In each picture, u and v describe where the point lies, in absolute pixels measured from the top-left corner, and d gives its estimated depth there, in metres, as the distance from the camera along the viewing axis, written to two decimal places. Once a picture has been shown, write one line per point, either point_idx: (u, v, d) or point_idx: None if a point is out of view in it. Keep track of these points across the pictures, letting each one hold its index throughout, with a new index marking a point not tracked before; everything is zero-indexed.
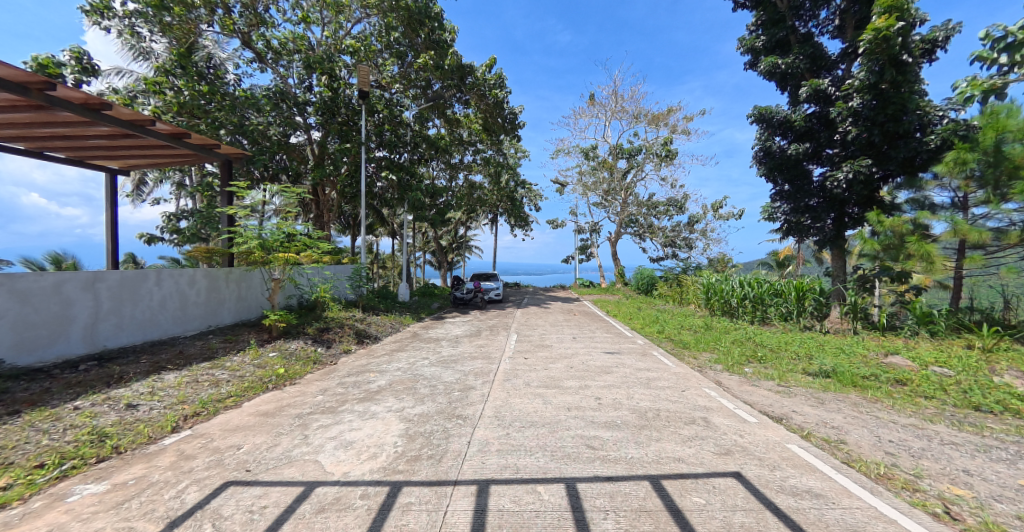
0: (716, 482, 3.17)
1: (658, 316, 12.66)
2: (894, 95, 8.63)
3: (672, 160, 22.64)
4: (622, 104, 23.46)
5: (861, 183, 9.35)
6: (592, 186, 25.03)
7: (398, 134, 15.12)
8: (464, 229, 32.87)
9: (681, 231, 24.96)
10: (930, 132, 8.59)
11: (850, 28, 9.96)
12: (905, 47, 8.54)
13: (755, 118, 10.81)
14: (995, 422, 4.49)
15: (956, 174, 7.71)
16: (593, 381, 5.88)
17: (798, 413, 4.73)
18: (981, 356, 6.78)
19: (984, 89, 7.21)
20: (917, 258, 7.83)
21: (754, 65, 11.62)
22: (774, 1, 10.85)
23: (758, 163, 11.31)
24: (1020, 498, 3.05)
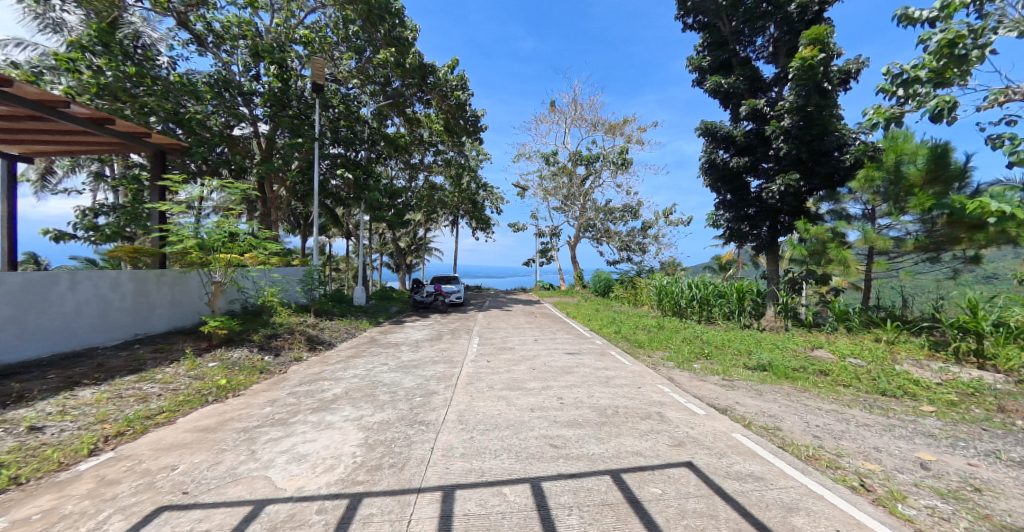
0: (671, 471, 3.37)
1: (615, 316, 13.23)
2: (818, 118, 9.61)
3: (627, 168, 23.71)
4: (581, 112, 24.27)
5: (791, 195, 10.32)
6: (552, 191, 25.64)
7: (355, 131, 14.47)
8: (423, 230, 32.26)
9: (635, 235, 26.06)
10: (846, 152, 9.66)
11: (782, 55, 11.00)
12: (827, 75, 9.51)
13: (702, 131, 11.61)
14: (899, 405, 5.18)
15: (864, 190, 8.80)
16: (555, 382, 6.00)
17: (741, 404, 5.15)
18: (887, 348, 7.75)
19: (886, 117, 8.26)
20: (836, 262, 8.84)
21: (701, 82, 12.49)
22: (718, 25, 11.73)
23: (704, 173, 12.21)
24: (915, 469, 3.57)
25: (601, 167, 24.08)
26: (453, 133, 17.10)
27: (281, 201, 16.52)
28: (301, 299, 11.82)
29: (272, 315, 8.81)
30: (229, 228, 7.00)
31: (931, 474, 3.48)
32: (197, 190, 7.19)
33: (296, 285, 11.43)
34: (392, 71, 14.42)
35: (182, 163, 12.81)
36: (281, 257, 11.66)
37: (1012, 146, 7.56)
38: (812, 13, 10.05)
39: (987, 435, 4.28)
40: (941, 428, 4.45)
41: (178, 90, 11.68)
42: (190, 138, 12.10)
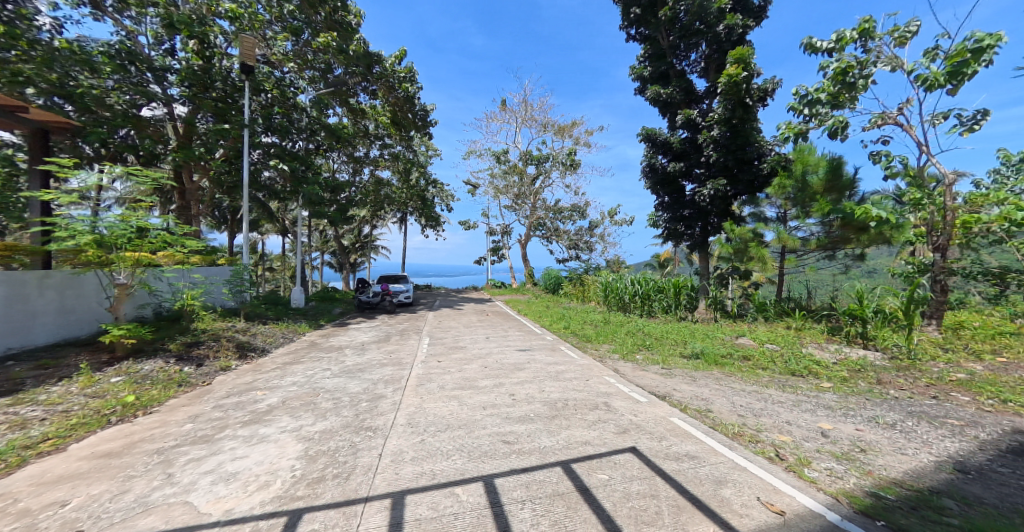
0: (617, 457, 3.57)
1: (564, 312, 13.64)
2: (742, 130, 10.57)
3: (575, 169, 24.45)
4: (531, 112, 24.60)
5: (720, 199, 11.29)
6: (503, 190, 25.77)
7: (292, 119, 13.30)
8: (367, 227, 30.76)
9: (583, 234, 26.91)
10: (764, 161, 10.78)
11: (713, 71, 11.88)
12: (749, 92, 10.44)
13: (643, 137, 12.32)
14: (806, 383, 5.96)
15: (779, 195, 9.88)
16: (507, 379, 6.04)
17: (678, 390, 5.58)
18: (795, 334, 8.87)
19: (795, 132, 9.41)
20: (756, 260, 9.94)
21: (643, 91, 13.22)
22: (658, 38, 12.47)
23: (646, 176, 12.93)
24: (817, 437, 4.14)
25: (551, 167, 24.56)
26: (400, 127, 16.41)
27: (202, 193, 14.79)
28: (227, 302, 10.65)
29: (193, 320, 7.82)
30: (137, 222, 6.09)
31: (828, 440, 4.07)
32: (94, 177, 6.17)
33: (223, 287, 10.26)
34: (333, 57, 13.41)
35: (74, 146, 10.94)
36: (204, 255, 10.39)
37: (888, 162, 9.03)
38: (737, 36, 10.99)
39: (870, 404, 5.09)
40: (837, 400, 5.21)
41: (66, 58, 9.92)
42: (85, 117, 10.36)
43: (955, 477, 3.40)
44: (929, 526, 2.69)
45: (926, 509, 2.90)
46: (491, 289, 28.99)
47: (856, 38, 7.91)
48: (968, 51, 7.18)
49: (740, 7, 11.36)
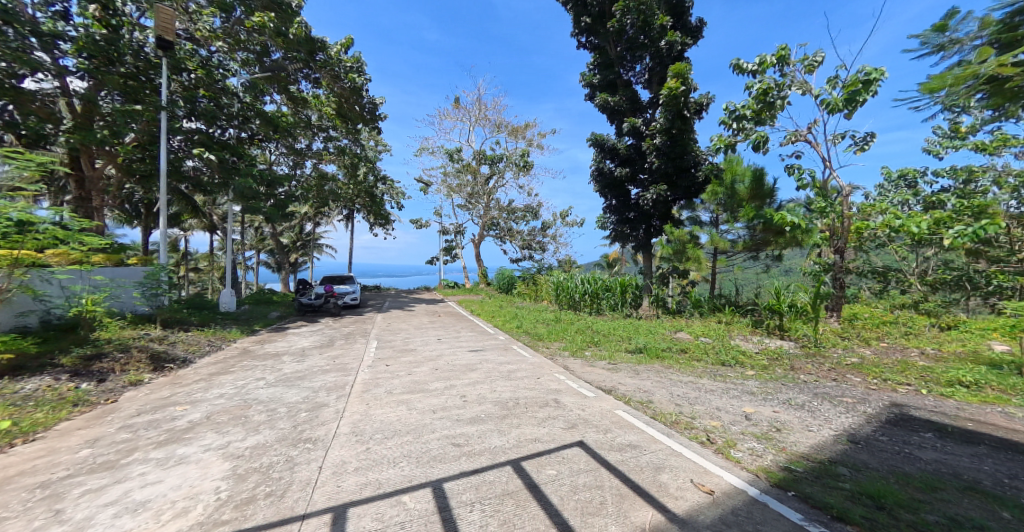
0: (565, 452, 3.66)
1: (516, 312, 13.76)
2: (681, 139, 11.08)
3: (528, 171, 24.69)
4: (485, 112, 24.53)
5: (662, 204, 11.81)
6: (456, 188, 25.44)
7: (220, 103, 11.95)
8: (310, 225, 28.66)
9: (536, 235, 27.03)
10: (699, 169, 11.50)
11: (655, 83, 12.51)
12: (687, 104, 10.95)
13: (593, 142, 12.71)
14: (735, 372, 6.58)
15: (712, 201, 11.13)
16: (458, 380, 5.94)
17: (623, 383, 5.87)
18: (726, 328, 9.79)
19: (726, 144, 10.35)
20: (693, 260, 11.03)
21: (593, 98, 13.70)
22: (606, 48, 12.94)
23: (594, 180, 13.24)
24: (742, 420, 4.59)
25: (504, 167, 24.56)
26: (347, 120, 15.50)
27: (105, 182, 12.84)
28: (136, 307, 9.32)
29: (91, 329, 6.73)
30: (17, 215, 5.10)
31: (751, 422, 4.53)
32: None
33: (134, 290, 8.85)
34: (271, 39, 12.30)
35: None
36: (105, 254, 8.99)
37: (800, 174, 10.28)
38: (677, 52, 11.72)
39: (785, 388, 5.75)
40: (759, 386, 5.82)
41: None
42: None
43: (848, 447, 3.97)
44: (827, 491, 3.10)
45: (826, 477, 3.35)
46: (441, 290, 28.33)
47: (774, 63, 8.92)
48: (859, 81, 8.45)
49: (679, 24, 12.24)
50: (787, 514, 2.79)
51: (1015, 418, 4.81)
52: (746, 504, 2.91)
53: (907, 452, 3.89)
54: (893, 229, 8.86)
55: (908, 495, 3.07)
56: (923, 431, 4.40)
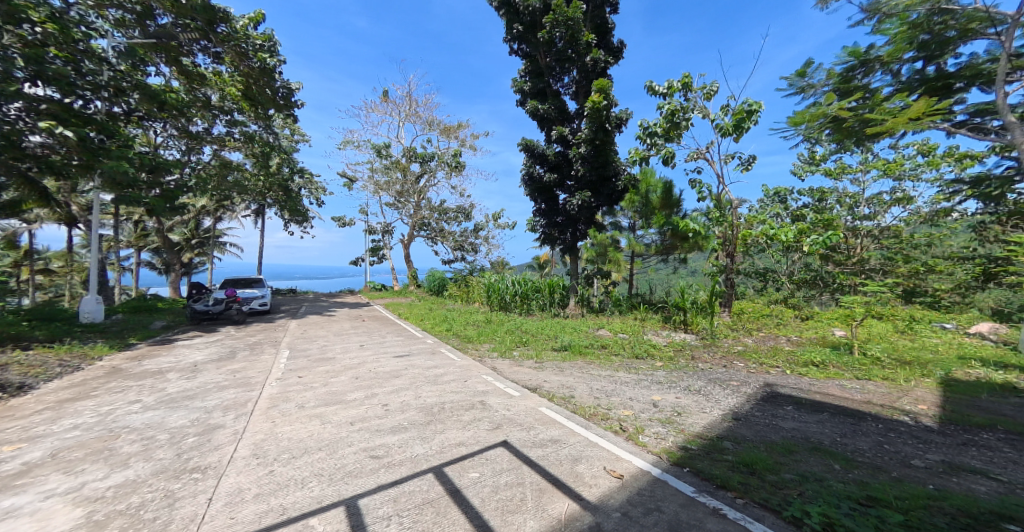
0: (489, 454, 3.73)
1: (446, 314, 13.56)
2: (604, 150, 11.72)
3: (460, 171, 24.47)
4: (416, 108, 23.86)
5: (586, 209, 12.39)
6: (384, 185, 24.39)
7: (85, 69, 9.95)
8: (210, 220, 25.34)
9: (468, 236, 26.78)
10: (620, 179, 12.32)
11: (582, 95, 13.24)
12: (609, 118, 11.65)
13: (523, 146, 13.00)
14: (647, 364, 7.21)
15: (630, 208, 12.35)
16: (380, 388, 5.71)
17: (547, 381, 6.11)
18: (641, 324, 10.67)
19: (640, 157, 11.29)
20: (613, 262, 12.33)
21: (523, 104, 14.03)
22: (536, 56, 13.35)
23: (524, 184, 13.49)
24: (650, 408, 5.07)
25: (435, 166, 24.09)
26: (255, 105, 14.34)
27: None
28: None
29: None
30: None
31: (657, 409, 5.02)
32: None
33: None
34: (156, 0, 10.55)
35: None
36: None
37: (701, 188, 11.55)
38: (600, 69, 12.51)
39: (687, 376, 6.45)
40: (666, 376, 6.46)
41: None
42: None
43: (732, 423, 4.59)
44: (714, 464, 3.57)
45: (713, 452, 3.85)
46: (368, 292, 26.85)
47: (680, 88, 9.96)
48: (745, 111, 9.81)
49: (603, 42, 13.08)
50: (682, 488, 3.17)
51: (848, 388, 5.99)
52: (649, 484, 3.23)
53: (774, 423, 4.64)
54: (768, 237, 10.52)
55: (773, 460, 3.65)
56: (786, 405, 5.26)
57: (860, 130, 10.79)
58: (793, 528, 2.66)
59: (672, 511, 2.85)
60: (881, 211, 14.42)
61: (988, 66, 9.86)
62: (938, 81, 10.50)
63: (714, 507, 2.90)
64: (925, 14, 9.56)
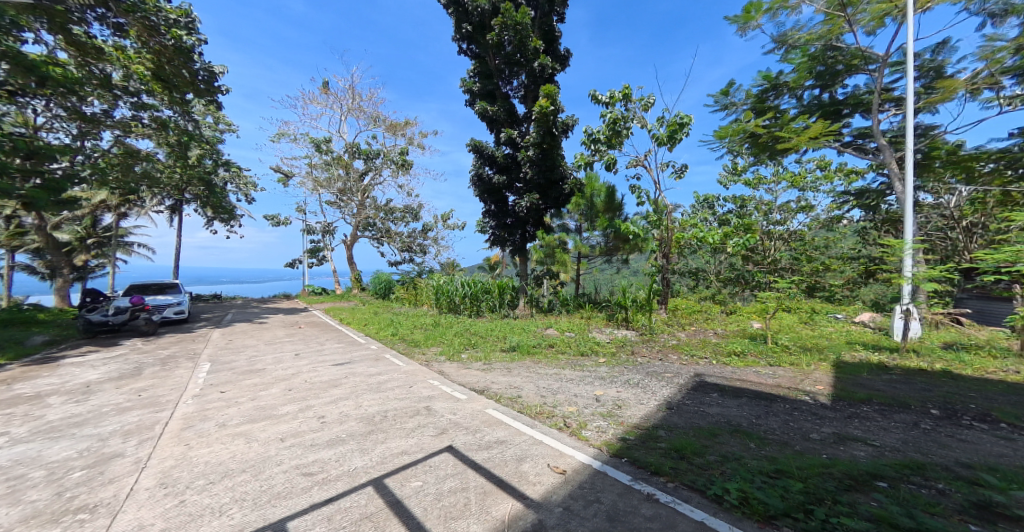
0: (433, 460, 3.65)
1: (392, 318, 13.09)
2: (552, 153, 11.92)
3: (408, 169, 23.81)
4: (360, 103, 22.87)
5: (535, 211, 12.52)
6: (325, 182, 23.11)
7: None
8: (113, 217, 22.32)
9: (417, 237, 26.06)
10: (567, 183, 12.60)
11: (531, 99, 13.39)
12: (556, 123, 11.91)
13: (473, 147, 12.92)
14: (591, 361, 7.46)
15: (576, 211, 13.05)
16: (316, 399, 5.38)
17: (494, 382, 6.11)
18: (588, 323, 11.02)
19: (585, 162, 11.71)
20: (560, 262, 13.24)
21: (473, 104, 13.93)
22: (486, 58, 13.33)
23: (474, 185, 13.39)
24: (592, 403, 5.26)
25: (381, 164, 23.23)
26: (168, 87, 12.61)
27: None
28: None
29: None
30: None
31: (599, 403, 5.23)
32: None
33: None
34: None
35: None
36: None
37: (640, 193, 12.22)
38: (548, 74, 12.75)
39: (628, 371, 6.78)
40: (608, 371, 6.73)
41: None
42: None
43: (666, 412, 4.90)
44: (649, 452, 3.78)
45: (649, 440, 4.08)
46: (307, 296, 25.25)
47: (621, 98, 10.46)
48: (678, 123, 10.53)
49: (550, 49, 13.36)
50: (620, 477, 3.32)
51: (762, 374, 6.65)
52: (590, 477, 3.34)
53: (701, 409, 5.01)
54: (698, 239, 11.18)
55: (701, 443, 3.95)
56: (712, 392, 5.71)
57: (773, 146, 12.11)
58: (716, 505, 2.89)
59: (611, 501, 2.97)
60: (790, 217, 16.13)
61: (866, 97, 11.47)
62: (830, 107, 12.01)
63: (648, 493, 3.06)
64: (820, 49, 11.46)
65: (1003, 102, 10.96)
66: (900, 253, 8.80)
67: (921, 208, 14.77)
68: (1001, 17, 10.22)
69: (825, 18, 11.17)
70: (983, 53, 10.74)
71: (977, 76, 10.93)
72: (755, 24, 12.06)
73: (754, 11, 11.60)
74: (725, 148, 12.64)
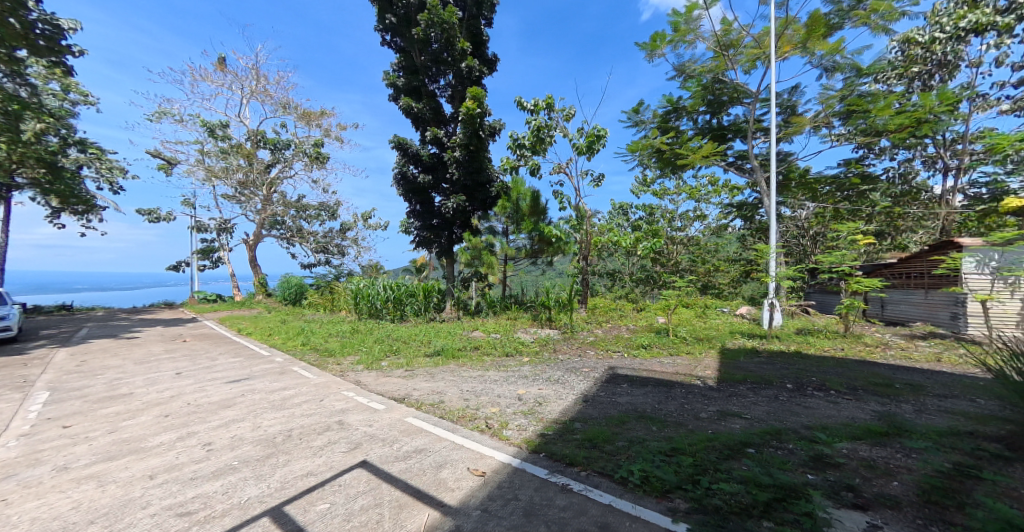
0: (344, 478, 3.38)
1: (303, 326, 11.88)
2: (478, 156, 11.99)
3: (324, 163, 21.73)
4: (265, 85, 20.36)
5: (461, 213, 12.43)
6: (222, 173, 20.12)
7: None
8: None
9: (333, 237, 23.73)
10: (493, 185, 12.75)
11: (458, 100, 13.19)
12: (483, 125, 11.96)
13: (395, 144, 12.34)
14: (515, 360, 7.62)
15: (502, 214, 12.82)
16: (201, 424, 4.63)
17: (417, 389, 5.89)
18: (514, 323, 11.24)
19: (510, 166, 11.94)
20: (487, 265, 13.02)
21: (396, 99, 13.32)
22: (411, 53, 12.85)
23: (397, 183, 12.79)
24: (515, 402, 5.36)
25: (292, 156, 20.96)
26: None
27: None
28: None
29: None
30: None
31: (521, 402, 5.35)
32: None
33: None
34: None
35: None
36: None
37: (562, 199, 12.84)
38: (475, 77, 12.71)
39: (550, 368, 7.06)
40: (532, 370, 6.94)
41: None
42: None
43: (582, 405, 5.21)
44: (565, 444, 3.97)
45: (565, 433, 4.28)
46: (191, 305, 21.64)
47: (545, 107, 10.89)
48: (595, 135, 11.33)
49: (478, 52, 13.33)
50: (538, 472, 3.43)
51: (664, 363, 7.44)
52: (509, 476, 3.39)
53: (613, 399, 5.44)
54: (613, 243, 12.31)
55: (610, 431, 4.27)
56: (622, 383, 6.22)
57: (675, 161, 13.70)
58: (622, 487, 3.15)
59: (528, 497, 3.05)
60: (688, 224, 18.35)
61: (744, 125, 13.59)
62: (718, 131, 14.00)
63: (564, 484, 3.22)
64: (710, 81, 13.27)
65: (833, 139, 13.86)
66: (767, 256, 10.55)
67: (782, 220, 17.89)
68: (830, 71, 12.88)
69: (714, 55, 12.91)
70: (822, 98, 13.42)
71: (818, 116, 13.61)
72: (661, 52, 13.51)
73: (659, 41, 12.99)
74: (637, 160, 13.98)
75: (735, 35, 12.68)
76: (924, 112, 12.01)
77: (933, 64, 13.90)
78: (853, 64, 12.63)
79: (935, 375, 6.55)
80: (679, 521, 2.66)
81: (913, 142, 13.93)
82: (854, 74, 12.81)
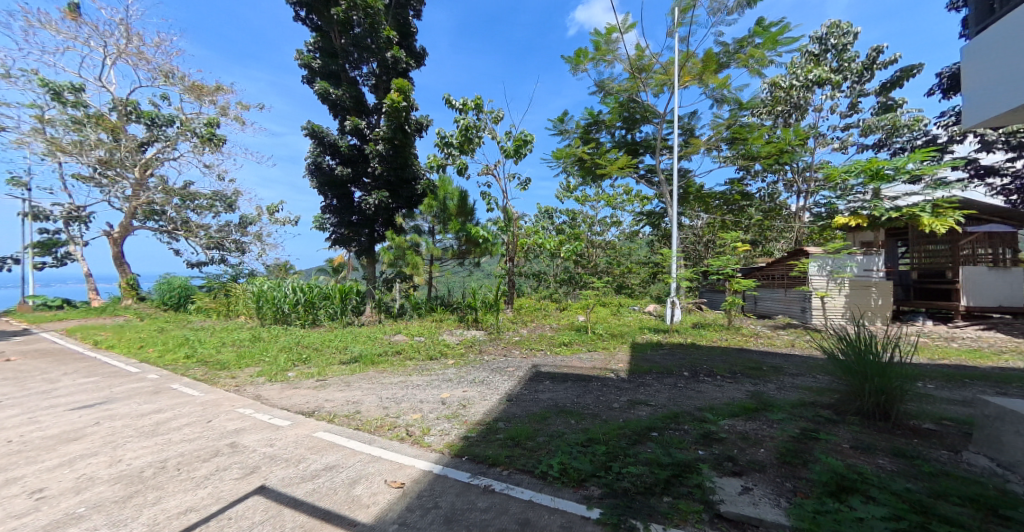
0: (236, 509, 2.96)
1: (189, 335, 10.26)
2: (403, 151, 11.62)
3: (218, 146, 19.15)
4: (138, 47, 17.29)
5: (383, 210, 11.92)
6: (70, 147, 16.64)
7: None
8: None
9: (229, 232, 20.88)
10: (418, 183, 12.47)
11: (382, 91, 12.52)
12: (408, 120, 11.54)
13: (309, 131, 11.32)
14: (438, 364, 7.41)
15: (428, 213, 12.28)
16: (39, 464, 3.73)
17: (329, 401, 5.42)
18: (438, 325, 10.95)
19: (437, 164, 11.61)
20: (411, 266, 11.96)
21: (311, 83, 12.24)
22: (330, 34, 11.90)
23: (310, 174, 11.75)
24: (437, 406, 5.20)
25: (177, 135, 18.11)
26: None
27: None
28: None
29: None
30: None
31: (444, 406, 5.21)
32: None
33: None
34: None
35: None
36: None
37: (490, 201, 12.87)
38: (401, 69, 12.19)
39: (475, 370, 7.00)
40: (455, 372, 6.81)
41: None
42: None
43: (505, 405, 5.23)
44: (487, 445, 3.95)
45: (488, 434, 4.26)
46: (29, 313, 17.46)
47: (473, 108, 10.81)
48: (522, 140, 11.54)
49: (406, 43, 12.81)
50: (460, 476, 3.35)
51: (583, 359, 7.81)
52: (428, 483, 3.26)
53: (536, 397, 5.56)
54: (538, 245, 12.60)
55: (532, 428, 4.35)
56: (545, 381, 6.39)
57: (594, 171, 14.52)
58: (542, 481, 3.21)
59: (449, 503, 2.96)
60: (605, 229, 19.57)
61: (653, 142, 14.90)
62: (632, 145, 15.14)
63: (486, 485, 3.18)
64: (626, 99, 14.31)
65: (722, 160, 15.81)
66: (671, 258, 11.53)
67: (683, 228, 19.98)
68: (719, 103, 14.69)
69: (628, 76, 13.92)
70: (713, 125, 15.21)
71: (709, 139, 15.40)
72: (583, 67, 14.23)
73: (582, 57, 13.67)
74: (560, 167, 14.55)
75: (647, 60, 13.71)
76: (786, 143, 14.32)
77: (792, 105, 16.57)
78: (736, 99, 14.51)
79: (792, 358, 7.82)
80: (593, 507, 2.78)
81: (778, 167, 16.52)
82: (736, 107, 14.73)
